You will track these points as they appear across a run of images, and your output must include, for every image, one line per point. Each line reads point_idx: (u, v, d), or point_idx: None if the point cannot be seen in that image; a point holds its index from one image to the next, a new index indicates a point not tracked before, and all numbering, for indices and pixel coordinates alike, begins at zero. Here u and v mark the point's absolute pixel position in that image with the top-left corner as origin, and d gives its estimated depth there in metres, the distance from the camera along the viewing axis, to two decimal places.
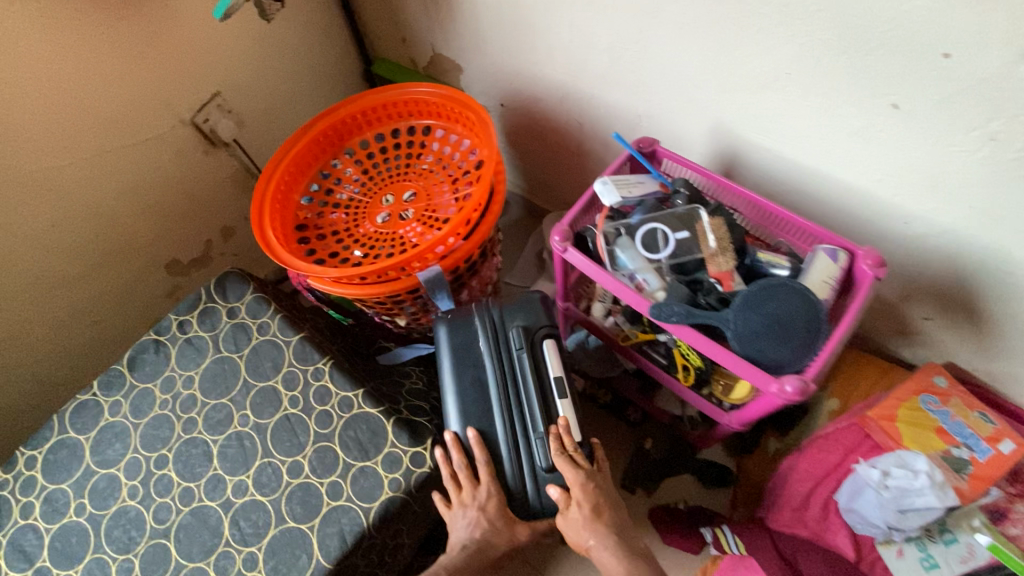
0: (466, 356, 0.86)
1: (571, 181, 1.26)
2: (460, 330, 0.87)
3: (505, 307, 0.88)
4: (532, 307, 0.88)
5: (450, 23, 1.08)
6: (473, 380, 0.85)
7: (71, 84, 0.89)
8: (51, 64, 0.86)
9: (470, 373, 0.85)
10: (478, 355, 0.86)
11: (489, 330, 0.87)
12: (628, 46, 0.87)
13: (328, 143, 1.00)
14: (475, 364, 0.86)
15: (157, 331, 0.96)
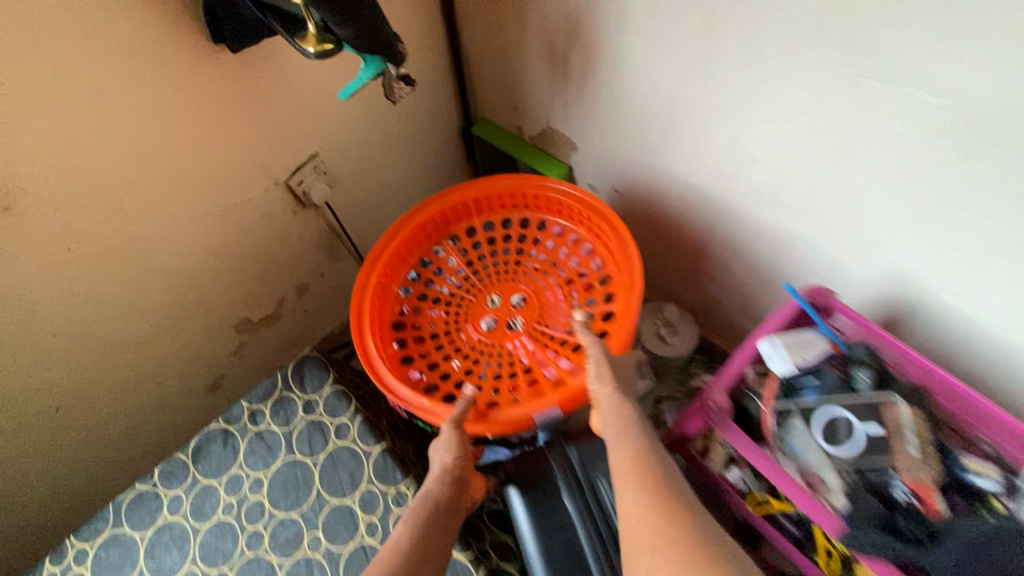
0: (548, 518, 0.73)
1: (678, 277, 1.14)
2: (536, 481, 0.75)
3: (584, 450, 0.77)
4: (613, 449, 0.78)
5: (575, 104, 0.98)
6: (562, 540, 0.72)
7: (169, 149, 0.82)
8: (153, 130, 0.79)
9: (561, 540, 0.72)
10: (564, 515, 0.73)
11: (567, 482, 0.74)
12: (798, 171, 0.75)
13: (434, 229, 0.93)
14: (561, 521, 0.73)
15: (226, 419, 0.87)
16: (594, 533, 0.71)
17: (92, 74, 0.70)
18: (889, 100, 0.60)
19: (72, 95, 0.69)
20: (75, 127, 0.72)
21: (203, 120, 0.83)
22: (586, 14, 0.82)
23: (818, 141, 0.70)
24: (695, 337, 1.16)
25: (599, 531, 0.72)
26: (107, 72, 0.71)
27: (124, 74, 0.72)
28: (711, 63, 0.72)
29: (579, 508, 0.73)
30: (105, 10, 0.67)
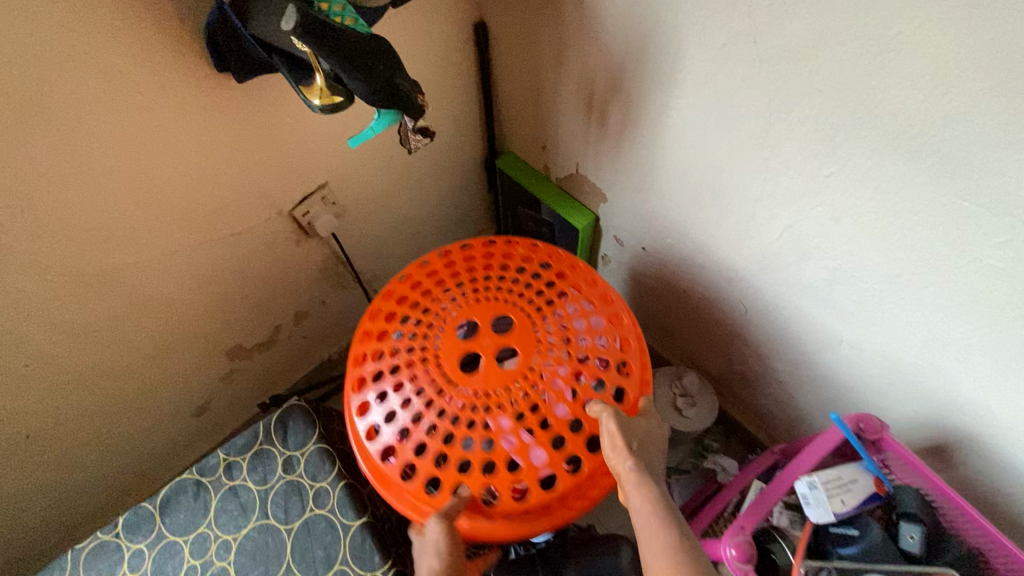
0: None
1: (703, 347, 1.05)
2: None
3: None
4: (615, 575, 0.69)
5: (608, 155, 0.89)
6: None
7: (161, 180, 0.75)
8: (141, 162, 0.72)
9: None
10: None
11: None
12: (859, 276, 0.65)
13: (481, 279, 0.81)
14: None
15: (200, 470, 0.81)
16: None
17: (75, 106, 0.63)
18: (985, 230, 0.51)
19: (52, 129, 0.62)
20: (55, 161, 0.65)
21: (200, 151, 0.76)
22: (631, 67, 0.72)
23: (886, 253, 0.60)
24: (714, 409, 1.06)
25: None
26: (92, 103, 0.64)
27: (112, 106, 0.65)
28: (769, 148, 0.63)
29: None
30: (91, 37, 0.59)
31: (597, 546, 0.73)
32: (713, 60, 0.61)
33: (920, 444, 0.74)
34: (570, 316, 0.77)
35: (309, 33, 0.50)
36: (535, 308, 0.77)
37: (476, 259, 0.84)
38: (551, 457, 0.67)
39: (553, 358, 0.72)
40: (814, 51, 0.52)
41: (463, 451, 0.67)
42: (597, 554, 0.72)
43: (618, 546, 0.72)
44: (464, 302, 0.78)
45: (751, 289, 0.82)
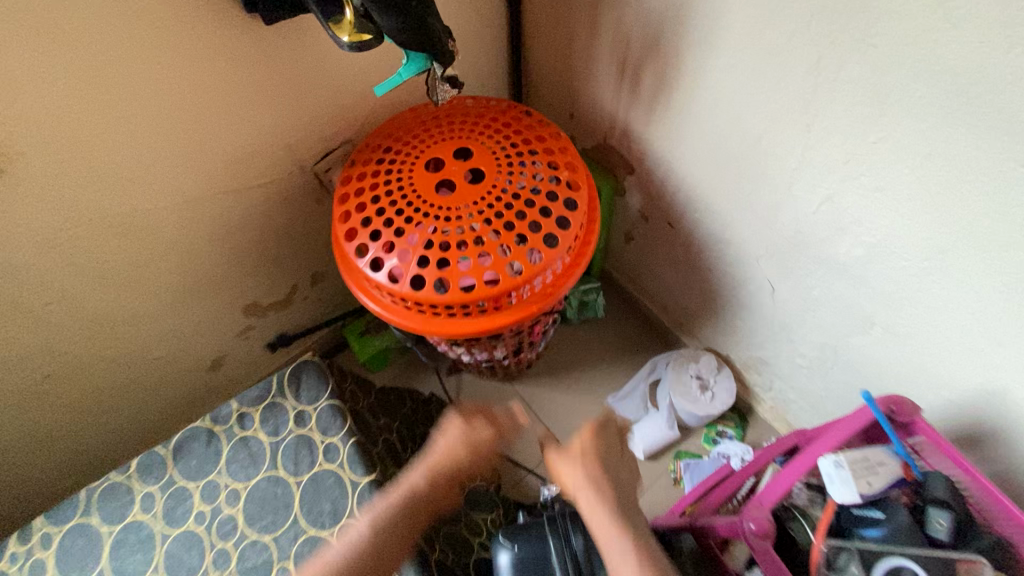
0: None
1: (726, 329, 1.02)
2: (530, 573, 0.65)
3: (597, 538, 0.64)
4: None
5: (639, 125, 0.86)
6: None
7: (181, 123, 0.74)
8: (162, 104, 0.71)
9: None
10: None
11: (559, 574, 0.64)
12: (898, 254, 0.62)
13: (472, 128, 0.80)
14: None
15: (213, 419, 0.81)
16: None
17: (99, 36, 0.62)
18: None
19: (74, 58, 0.62)
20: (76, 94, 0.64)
21: (222, 96, 0.75)
22: (669, 25, 0.69)
23: (933, 231, 0.58)
24: (732, 395, 1.07)
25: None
26: (118, 35, 0.63)
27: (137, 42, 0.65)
28: (815, 111, 0.60)
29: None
30: None
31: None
32: (761, 13, 0.58)
33: (947, 434, 0.72)
34: (538, 174, 0.77)
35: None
36: (501, 150, 0.77)
37: (458, 105, 0.83)
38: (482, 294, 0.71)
39: (505, 205, 0.73)
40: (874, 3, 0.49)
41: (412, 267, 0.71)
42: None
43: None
44: (444, 130, 0.79)
45: (779, 267, 0.79)
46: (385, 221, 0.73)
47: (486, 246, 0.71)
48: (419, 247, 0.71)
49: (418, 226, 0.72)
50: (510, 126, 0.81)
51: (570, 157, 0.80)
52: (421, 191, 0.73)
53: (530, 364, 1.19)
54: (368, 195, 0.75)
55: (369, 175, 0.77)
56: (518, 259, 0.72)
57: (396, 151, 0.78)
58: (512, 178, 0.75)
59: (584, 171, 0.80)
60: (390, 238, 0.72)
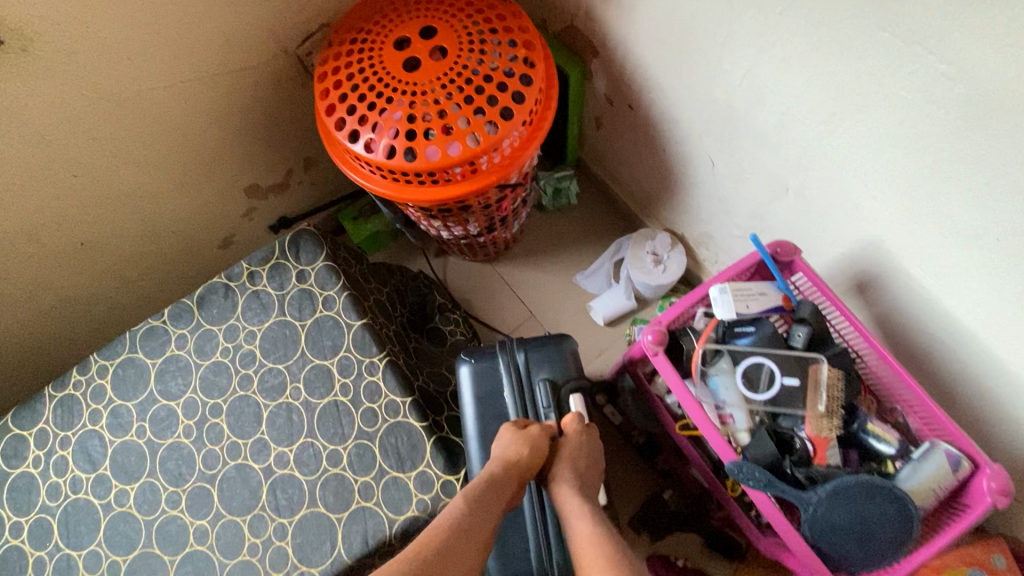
0: (489, 405, 0.82)
1: (680, 206, 1.13)
2: (486, 380, 0.82)
3: (532, 352, 0.82)
4: (558, 356, 0.83)
5: (598, 4, 0.91)
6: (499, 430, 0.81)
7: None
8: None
9: (494, 422, 0.81)
10: (503, 402, 0.82)
11: (507, 383, 0.82)
12: (803, 120, 0.72)
13: (438, 7, 0.86)
14: (499, 414, 0.82)
15: (228, 276, 0.96)
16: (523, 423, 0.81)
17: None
18: (900, 63, 0.57)
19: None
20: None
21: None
22: None
23: (826, 90, 0.66)
24: (683, 267, 1.20)
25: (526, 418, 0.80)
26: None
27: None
28: None
29: (516, 403, 0.81)
30: None
31: (542, 339, 0.84)
32: None
33: (845, 285, 0.85)
34: (499, 52, 0.84)
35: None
36: (464, 29, 0.84)
37: None
38: (447, 162, 0.81)
39: (467, 81, 0.82)
40: None
41: (385, 139, 0.81)
42: (541, 344, 0.83)
43: (562, 341, 0.85)
44: (412, 10, 0.85)
45: (717, 141, 0.88)
46: (360, 98, 0.82)
47: (450, 119, 0.81)
48: (391, 120, 0.80)
49: (389, 100, 0.81)
50: (474, 5, 0.87)
51: (529, 36, 0.86)
52: (390, 69, 0.82)
53: (507, 245, 1.32)
54: (344, 74, 0.84)
55: (345, 56, 0.85)
56: (477, 131, 0.81)
57: (368, 31, 0.85)
58: (474, 56, 0.83)
59: (541, 50, 0.87)
60: (365, 113, 0.81)
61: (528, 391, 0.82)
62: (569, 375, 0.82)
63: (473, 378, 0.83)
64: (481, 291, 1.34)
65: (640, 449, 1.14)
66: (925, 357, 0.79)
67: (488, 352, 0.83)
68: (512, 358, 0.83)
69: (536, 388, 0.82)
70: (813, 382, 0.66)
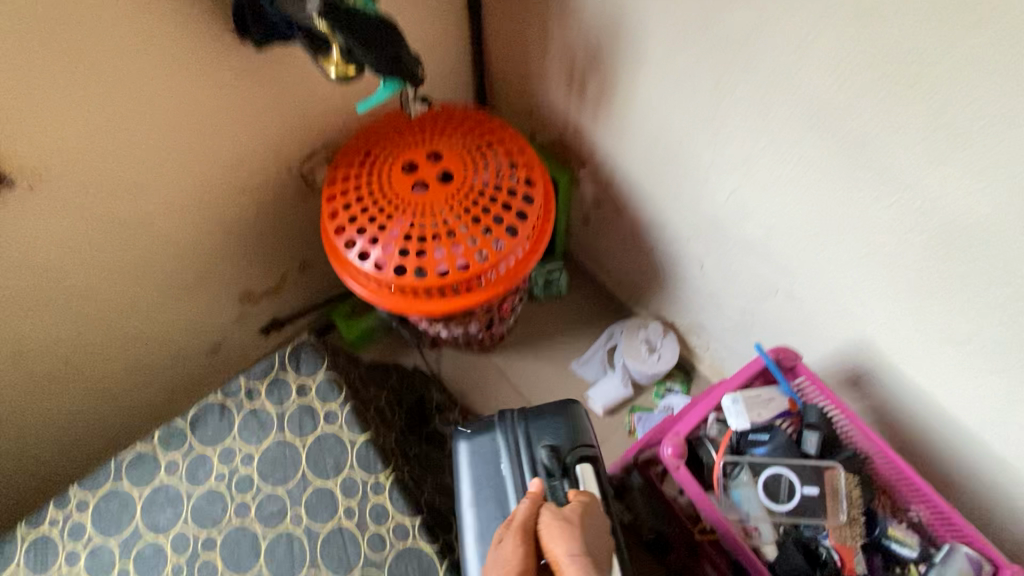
0: (484, 482, 0.77)
1: (670, 297, 1.17)
2: (480, 458, 0.79)
3: (533, 420, 0.79)
4: (560, 424, 0.79)
5: (587, 124, 0.99)
6: (494, 515, 0.75)
7: (181, 122, 0.84)
8: (162, 108, 0.81)
9: (491, 500, 0.76)
10: (499, 474, 0.77)
11: (504, 451, 0.78)
12: (788, 234, 0.78)
13: (441, 132, 0.92)
14: (497, 491, 0.76)
15: (224, 393, 0.93)
16: (525, 497, 0.75)
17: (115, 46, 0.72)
18: (875, 197, 0.64)
19: (97, 75, 0.72)
20: (88, 99, 0.74)
21: (220, 102, 0.85)
22: (605, 44, 0.81)
23: (809, 210, 0.73)
24: (676, 355, 1.23)
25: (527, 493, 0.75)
26: (131, 44, 0.73)
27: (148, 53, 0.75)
28: (718, 119, 0.74)
29: (513, 474, 0.76)
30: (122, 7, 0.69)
31: (550, 409, 0.80)
32: (673, 36, 0.71)
33: (840, 379, 0.88)
34: (501, 171, 0.90)
35: (329, 10, 0.60)
36: (467, 152, 0.90)
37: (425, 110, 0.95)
38: (455, 278, 0.84)
39: (472, 201, 0.86)
40: (750, 34, 0.64)
41: (395, 257, 0.83)
42: (546, 412, 0.80)
43: (569, 408, 0.81)
44: (417, 135, 0.91)
45: (704, 245, 0.94)
46: (369, 218, 0.85)
47: (458, 237, 0.84)
48: (400, 239, 0.84)
49: (399, 220, 0.84)
50: (476, 129, 0.93)
51: (527, 157, 0.93)
52: (399, 191, 0.86)
53: (502, 338, 1.33)
54: (352, 196, 0.87)
55: (352, 178, 0.89)
56: (484, 248, 0.85)
57: (375, 155, 0.90)
58: (478, 176, 0.88)
59: (540, 170, 0.93)
60: (374, 233, 0.84)
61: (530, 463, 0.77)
62: (580, 441, 0.78)
63: (469, 458, 0.79)
64: (477, 385, 1.33)
65: (651, 547, 1.09)
66: (926, 450, 0.82)
67: (484, 428, 0.81)
68: (510, 428, 0.79)
69: (538, 459, 0.76)
70: (832, 491, 0.70)
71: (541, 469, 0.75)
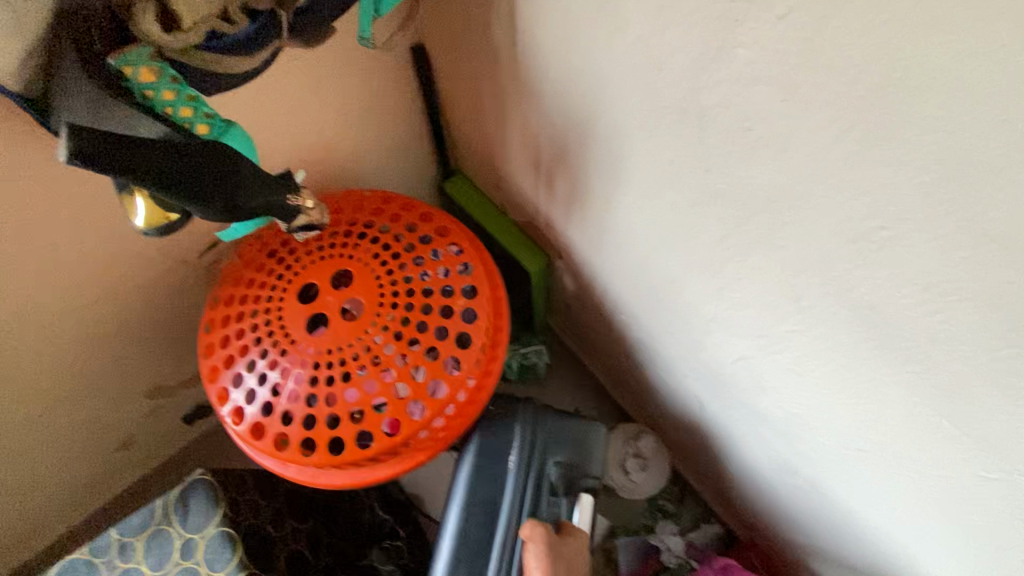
0: (488, 466, 0.69)
1: (664, 414, 0.94)
2: (495, 431, 0.71)
3: (558, 428, 0.74)
4: (580, 442, 0.75)
5: (559, 218, 0.75)
6: (484, 503, 0.68)
7: (9, 233, 0.63)
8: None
9: (480, 502, 0.68)
10: (504, 468, 0.69)
11: (519, 442, 0.70)
12: (818, 430, 0.55)
13: (360, 238, 0.71)
14: (494, 484, 0.68)
15: (93, 550, 0.75)
16: (519, 508, 0.68)
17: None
18: (960, 453, 0.41)
19: None
20: None
21: (62, 197, 0.64)
22: (573, 141, 0.57)
23: (854, 422, 0.49)
24: (666, 475, 0.96)
25: (524, 505, 0.68)
26: None
27: None
28: (727, 279, 0.50)
29: (519, 474, 0.69)
30: None
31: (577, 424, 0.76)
32: (660, 169, 0.47)
33: None
34: (433, 294, 0.67)
35: (89, 158, 0.37)
36: (387, 269, 0.68)
37: (344, 205, 0.74)
38: (355, 450, 0.62)
39: (386, 339, 0.64)
40: (777, 205, 0.39)
41: (278, 418, 0.62)
42: (572, 424, 0.75)
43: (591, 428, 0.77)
44: (328, 244, 0.70)
45: (704, 393, 0.70)
46: (251, 361, 0.64)
47: (363, 393, 0.62)
48: (284, 395, 0.62)
49: (285, 371, 0.63)
50: (407, 233, 0.72)
51: (475, 276, 0.70)
52: (289, 329, 0.64)
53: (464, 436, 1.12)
54: (236, 327, 0.67)
55: (240, 299, 0.68)
56: (397, 408, 0.62)
57: (271, 272, 0.69)
58: (399, 302, 0.66)
59: (487, 295, 0.69)
60: (255, 383, 0.63)
61: (540, 474, 0.71)
62: (589, 470, 0.77)
63: (477, 445, 0.70)
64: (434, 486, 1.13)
65: None
66: None
67: (506, 418, 0.72)
68: (531, 431, 0.71)
69: (546, 471, 0.72)
70: None
71: (546, 481, 0.72)
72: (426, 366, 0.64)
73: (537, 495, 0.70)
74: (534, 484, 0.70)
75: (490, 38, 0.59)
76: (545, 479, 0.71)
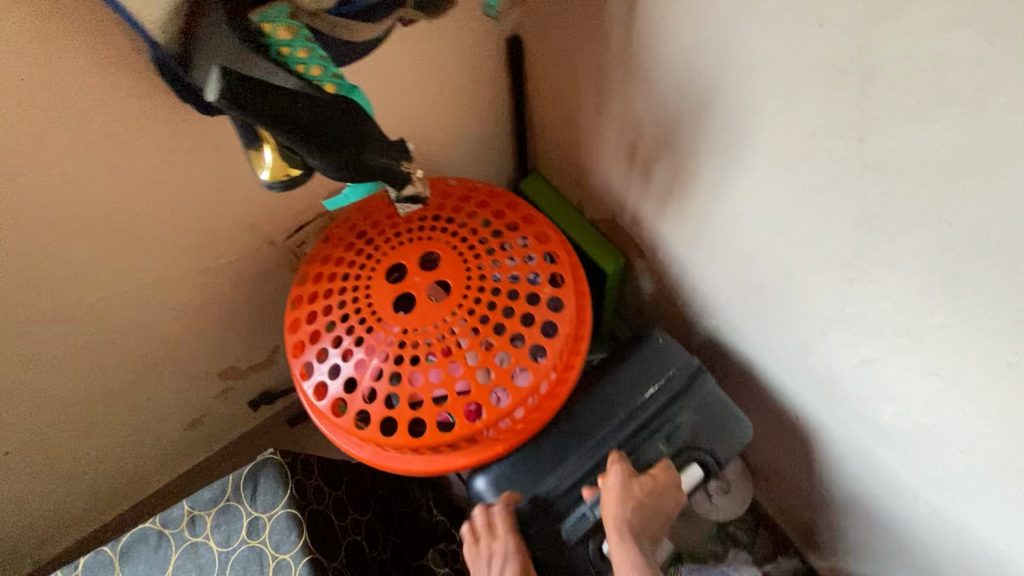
0: (622, 391, 0.70)
1: None
2: (645, 360, 0.72)
3: (708, 395, 0.70)
4: (726, 422, 0.69)
5: (650, 213, 0.73)
6: (599, 418, 0.69)
7: (124, 198, 0.65)
8: (96, 185, 0.62)
9: (599, 412, 0.70)
10: (635, 401, 0.69)
11: (664, 382, 0.70)
12: (954, 445, 0.49)
13: (448, 223, 0.70)
14: (615, 407, 0.70)
15: (164, 520, 0.75)
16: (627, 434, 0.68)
17: (24, 115, 0.53)
18: None
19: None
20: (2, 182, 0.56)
21: (174, 167, 0.67)
22: (685, 124, 0.55)
23: (1008, 434, 0.44)
24: (746, 501, 0.88)
25: (634, 427, 0.68)
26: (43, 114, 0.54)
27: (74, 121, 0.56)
28: (859, 268, 0.46)
29: (644, 408, 0.69)
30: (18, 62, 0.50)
31: (730, 409, 0.70)
32: (795, 145, 0.44)
33: None
34: (520, 282, 0.65)
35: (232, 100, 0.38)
36: (473, 253, 0.67)
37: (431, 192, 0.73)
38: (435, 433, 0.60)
39: (472, 322, 0.62)
40: (951, 174, 0.36)
41: (360, 394, 0.61)
42: (724, 401, 0.70)
43: (739, 426, 0.69)
44: (415, 229, 0.69)
45: (805, 403, 0.65)
46: (336, 338, 0.63)
47: (447, 373, 0.60)
48: (367, 371, 0.61)
49: (368, 348, 0.61)
50: (493, 221, 0.71)
51: (559, 263, 0.69)
52: (375, 307, 0.64)
53: None
54: (321, 304, 0.66)
55: (326, 278, 0.68)
56: (480, 393, 0.60)
57: (359, 253, 0.69)
58: (487, 287, 0.64)
59: (571, 284, 0.68)
60: (338, 359, 0.62)
61: (663, 416, 0.69)
62: (715, 450, 0.69)
63: (612, 375, 0.72)
64: None
65: None
66: None
67: (659, 355, 0.72)
68: (684, 379, 0.70)
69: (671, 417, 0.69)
70: None
71: (668, 428, 0.69)
72: (510, 353, 0.61)
73: (642, 433, 0.68)
74: (651, 425, 0.69)
75: (601, 19, 0.59)
76: (664, 423, 0.69)
